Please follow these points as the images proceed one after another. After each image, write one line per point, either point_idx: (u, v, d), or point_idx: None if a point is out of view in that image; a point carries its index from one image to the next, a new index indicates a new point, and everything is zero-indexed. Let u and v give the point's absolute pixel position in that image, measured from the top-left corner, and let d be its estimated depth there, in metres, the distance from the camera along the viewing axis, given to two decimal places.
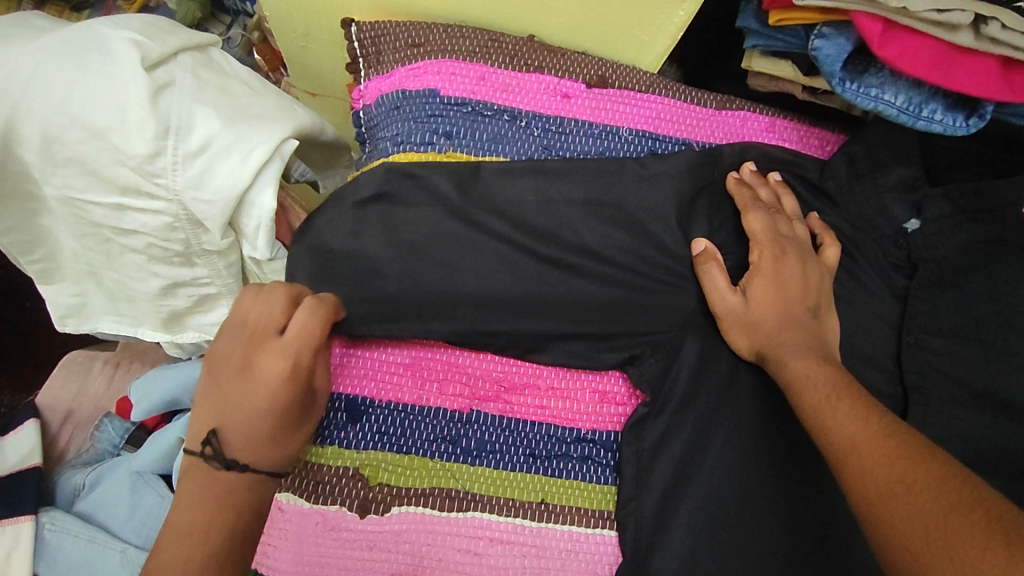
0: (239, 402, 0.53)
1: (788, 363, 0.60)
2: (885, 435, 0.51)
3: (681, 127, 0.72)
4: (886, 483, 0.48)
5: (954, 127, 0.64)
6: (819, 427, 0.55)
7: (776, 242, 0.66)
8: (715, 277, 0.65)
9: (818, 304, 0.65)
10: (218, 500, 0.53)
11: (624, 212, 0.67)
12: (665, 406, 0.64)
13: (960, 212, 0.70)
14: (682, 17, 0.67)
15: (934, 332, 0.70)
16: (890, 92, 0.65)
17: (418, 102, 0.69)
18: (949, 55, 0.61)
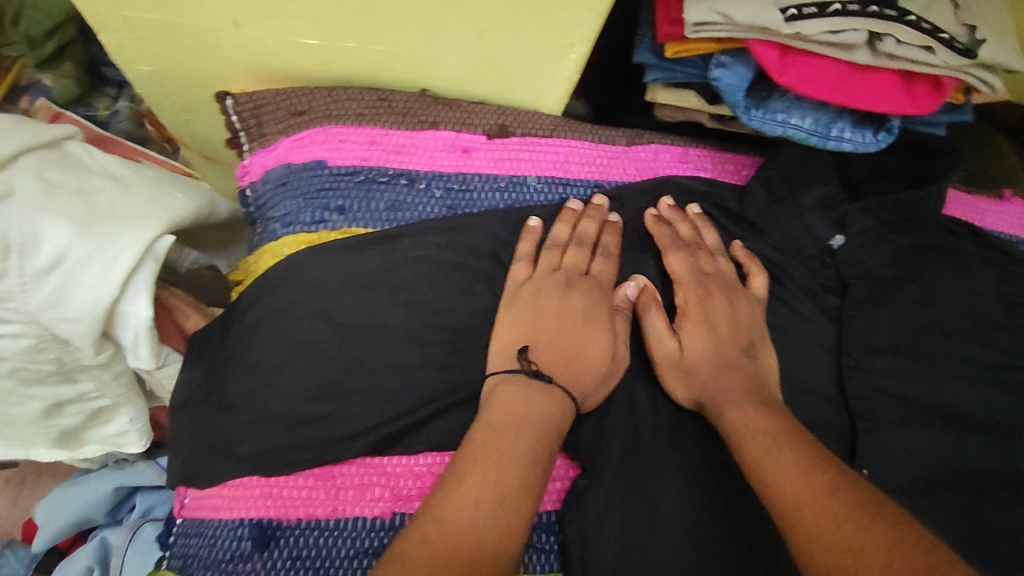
0: (564, 324, 0.59)
1: (726, 415, 0.56)
2: (831, 494, 0.48)
3: (591, 168, 0.68)
4: (842, 549, 0.44)
5: (864, 144, 0.62)
6: (767, 485, 0.51)
7: (698, 282, 0.63)
8: (655, 323, 0.62)
9: (750, 342, 0.62)
10: (537, 424, 0.52)
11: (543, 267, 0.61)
12: (603, 475, 0.58)
13: (882, 224, 0.70)
14: (575, 59, 0.62)
15: (873, 350, 0.68)
16: (796, 116, 0.61)
17: (305, 176, 0.63)
18: (849, 75, 0.59)
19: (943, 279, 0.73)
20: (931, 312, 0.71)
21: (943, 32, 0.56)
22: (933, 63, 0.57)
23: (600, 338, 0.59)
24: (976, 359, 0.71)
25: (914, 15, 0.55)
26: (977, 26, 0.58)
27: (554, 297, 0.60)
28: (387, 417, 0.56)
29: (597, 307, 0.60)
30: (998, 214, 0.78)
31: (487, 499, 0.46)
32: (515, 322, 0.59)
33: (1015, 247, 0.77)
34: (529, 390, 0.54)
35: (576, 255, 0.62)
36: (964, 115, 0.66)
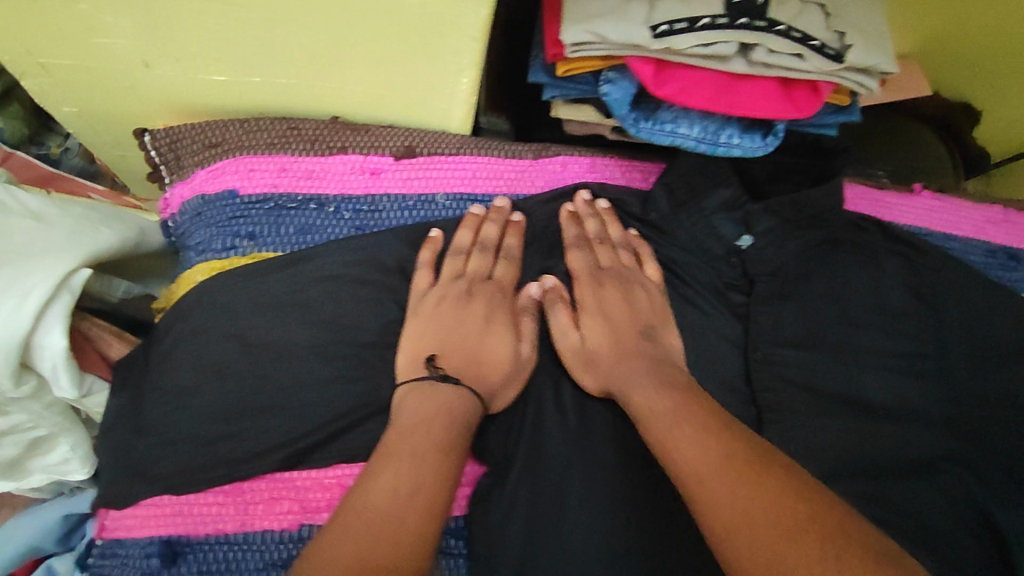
0: (465, 331, 0.61)
1: (630, 395, 0.58)
2: (727, 460, 0.48)
3: (499, 183, 0.70)
4: (736, 508, 0.44)
5: (752, 148, 0.63)
6: (671, 463, 0.51)
7: (593, 276, 0.66)
8: (559, 317, 0.64)
9: (650, 326, 0.64)
10: (448, 416, 0.54)
11: (446, 274, 0.64)
12: (507, 475, 0.61)
13: (786, 223, 0.73)
14: (469, 82, 0.64)
15: (781, 344, 0.71)
16: (685, 125, 0.63)
17: (218, 206, 0.66)
18: (730, 83, 0.60)
19: (853, 271, 0.76)
20: (837, 305, 0.74)
21: (815, 39, 0.57)
22: (807, 69, 0.58)
23: (504, 342, 0.62)
24: (886, 348, 0.73)
25: (783, 24, 0.57)
26: (853, 32, 0.59)
27: (454, 307, 0.62)
28: (298, 431, 0.59)
29: (499, 312, 0.63)
30: (904, 208, 0.81)
31: (405, 485, 0.47)
32: (422, 330, 0.61)
33: (922, 240, 0.79)
34: (432, 392, 0.56)
35: (479, 261, 0.65)
36: (851, 115, 0.66)
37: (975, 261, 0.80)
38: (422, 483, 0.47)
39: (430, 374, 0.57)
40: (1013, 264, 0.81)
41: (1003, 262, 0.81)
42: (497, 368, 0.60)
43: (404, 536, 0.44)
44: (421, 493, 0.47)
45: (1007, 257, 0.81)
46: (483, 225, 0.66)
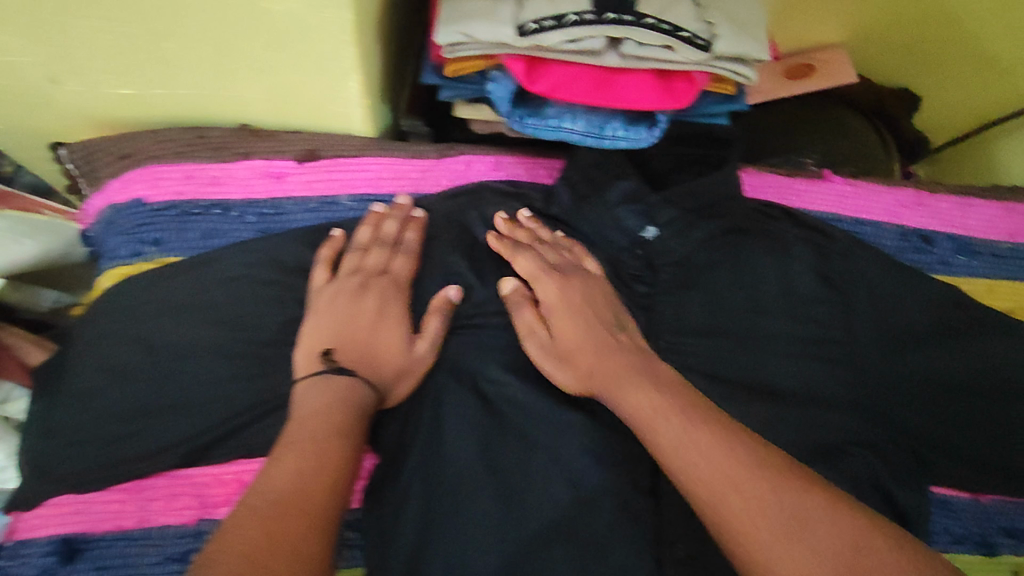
0: (358, 325, 0.63)
1: (621, 396, 0.58)
2: (730, 440, 0.51)
3: (402, 183, 0.72)
4: (757, 488, 0.47)
5: (638, 141, 0.64)
6: (679, 469, 0.51)
7: (549, 273, 0.67)
8: (525, 316, 0.66)
9: (619, 321, 0.66)
10: (343, 404, 0.57)
11: (343, 271, 0.66)
12: (402, 468, 0.64)
13: (687, 212, 0.74)
14: (358, 86, 0.65)
15: (684, 334, 0.72)
16: (569, 120, 0.64)
17: (126, 214, 0.68)
18: (606, 77, 0.61)
19: (760, 259, 0.76)
20: (743, 293, 0.75)
21: (686, 30, 0.58)
22: (680, 60, 0.59)
23: (397, 335, 0.64)
24: (792, 335, 0.74)
25: (652, 17, 0.58)
26: (727, 22, 0.59)
27: (347, 302, 0.64)
28: (197, 429, 0.61)
29: (393, 304, 0.65)
30: (816, 194, 0.81)
31: (307, 464, 0.51)
32: (318, 327, 0.63)
33: (831, 226, 0.79)
34: (327, 382, 0.58)
35: (378, 255, 0.67)
36: (739, 104, 0.67)
37: (886, 246, 0.80)
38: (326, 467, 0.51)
39: (326, 366, 0.59)
40: (927, 247, 0.80)
41: (916, 245, 0.80)
42: (392, 362, 0.63)
43: (308, 515, 0.48)
44: (324, 471, 0.51)
45: (920, 240, 0.80)
46: (384, 222, 0.69)
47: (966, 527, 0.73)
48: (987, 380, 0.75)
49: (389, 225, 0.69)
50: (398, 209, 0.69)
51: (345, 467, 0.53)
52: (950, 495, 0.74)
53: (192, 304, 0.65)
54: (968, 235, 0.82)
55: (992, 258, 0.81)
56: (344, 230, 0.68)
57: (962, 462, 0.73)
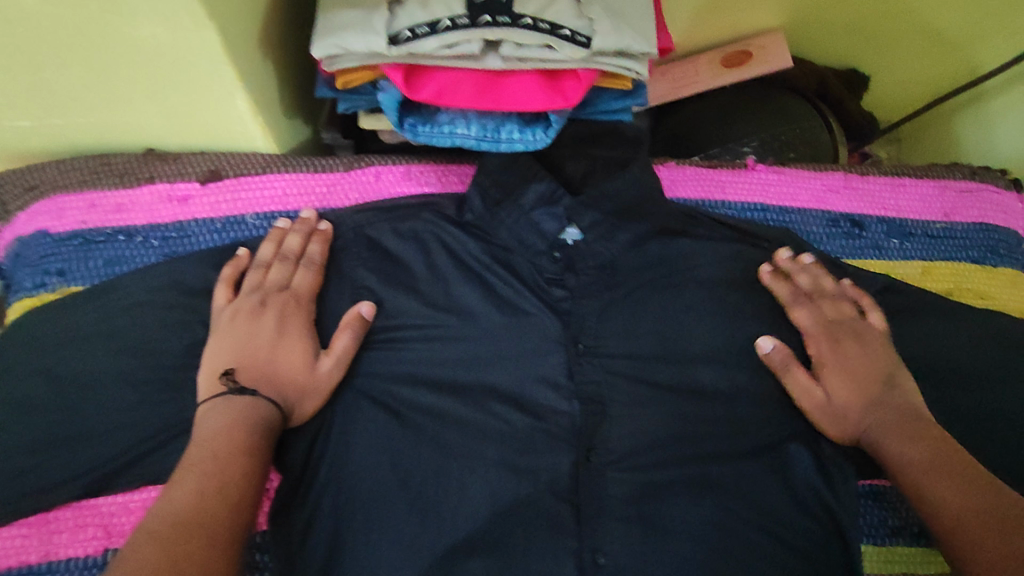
0: (259, 343, 0.62)
1: (891, 446, 0.62)
2: (942, 460, 0.59)
3: (309, 199, 0.72)
4: (965, 499, 0.55)
5: (534, 141, 0.63)
6: (921, 498, 0.58)
7: (829, 331, 0.70)
8: (799, 379, 0.68)
9: (889, 373, 0.67)
10: (243, 423, 0.56)
11: (243, 290, 0.65)
12: (312, 485, 0.62)
13: (608, 216, 0.72)
14: (247, 103, 0.64)
15: (607, 336, 0.70)
16: (461, 125, 0.63)
17: (32, 246, 0.68)
18: (493, 80, 0.60)
19: (689, 255, 0.74)
20: (668, 290, 0.72)
21: (566, 28, 0.57)
22: (563, 59, 0.58)
23: (300, 354, 0.63)
24: (720, 332, 0.71)
25: (529, 18, 0.57)
26: (610, 15, 0.58)
27: (246, 321, 0.63)
28: (98, 457, 0.61)
29: (293, 321, 0.64)
30: (738, 184, 0.78)
31: (212, 485, 0.51)
32: (219, 347, 0.62)
33: (758, 221, 0.76)
34: (227, 404, 0.57)
35: (279, 271, 0.66)
36: (638, 98, 0.65)
37: (813, 233, 0.77)
38: (226, 489, 0.51)
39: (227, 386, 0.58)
40: (858, 232, 0.77)
41: (846, 231, 0.77)
42: (295, 382, 0.62)
43: (209, 536, 0.47)
44: (228, 492, 0.51)
45: (850, 224, 0.77)
46: (287, 237, 0.68)
47: (904, 517, 0.68)
48: (922, 364, 0.71)
49: (291, 240, 0.68)
50: (301, 225, 0.69)
51: (247, 487, 0.52)
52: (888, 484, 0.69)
53: (97, 333, 0.64)
54: (901, 216, 0.78)
55: (926, 238, 0.78)
56: (248, 248, 0.68)
57: None
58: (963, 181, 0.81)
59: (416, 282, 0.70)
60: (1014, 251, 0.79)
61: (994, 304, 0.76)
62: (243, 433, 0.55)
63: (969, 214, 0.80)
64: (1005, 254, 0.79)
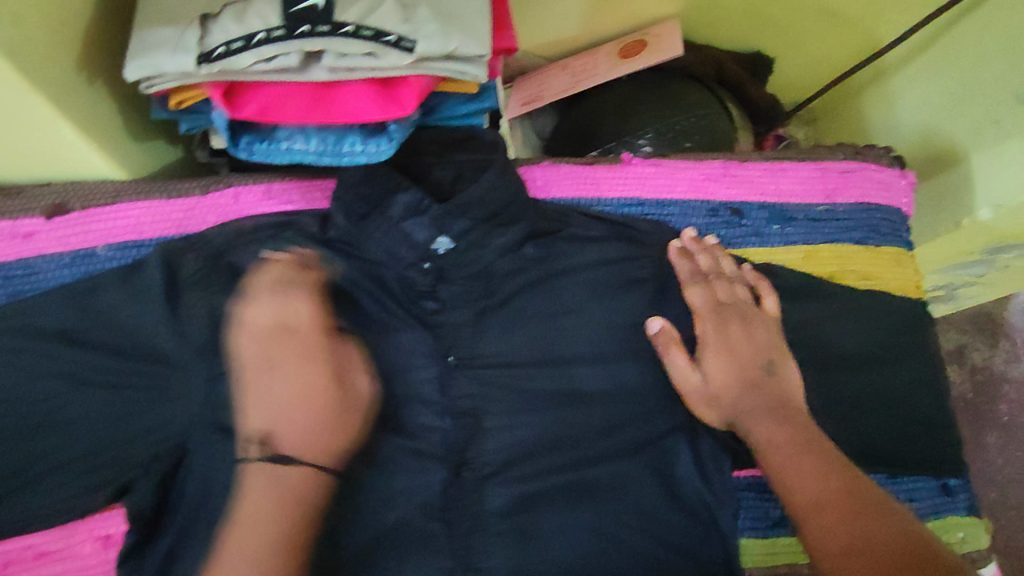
0: (297, 383, 0.59)
1: (754, 429, 0.63)
2: (803, 446, 0.59)
3: (165, 226, 0.69)
4: (817, 491, 0.56)
5: (377, 152, 0.60)
6: (780, 486, 0.58)
7: (716, 311, 0.69)
8: (678, 360, 0.67)
9: (770, 360, 0.67)
10: (286, 501, 0.55)
11: (265, 326, 0.60)
12: (171, 524, 0.59)
13: (481, 222, 0.67)
14: (72, 126, 0.60)
15: (481, 346, 0.67)
16: (300, 140, 0.60)
17: None
18: (324, 92, 0.58)
19: (570, 253, 0.71)
20: (546, 292, 0.70)
21: (390, 34, 0.55)
22: (392, 66, 0.56)
23: (327, 389, 0.61)
24: (599, 334, 0.69)
25: (351, 26, 0.54)
26: (437, 17, 0.55)
27: (292, 368, 0.59)
28: None
29: (308, 362, 0.60)
30: (615, 179, 0.76)
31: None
32: (284, 398, 0.59)
33: (636, 217, 0.74)
34: (277, 480, 0.56)
35: (264, 309, 0.60)
36: (484, 101, 0.64)
37: (693, 224, 0.75)
38: None
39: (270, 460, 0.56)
40: (738, 220, 0.76)
41: (726, 219, 0.75)
42: (336, 429, 0.60)
43: None
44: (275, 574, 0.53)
45: (729, 213, 0.76)
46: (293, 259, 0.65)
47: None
48: (801, 352, 0.71)
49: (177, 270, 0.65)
50: (289, 255, 0.64)
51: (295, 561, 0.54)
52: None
53: None
54: (782, 201, 0.77)
55: (808, 222, 0.77)
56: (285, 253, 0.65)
57: None
58: (846, 160, 0.80)
59: None
60: (896, 229, 0.79)
61: (879, 284, 0.76)
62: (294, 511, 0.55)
63: (852, 194, 0.78)
64: (888, 233, 0.78)
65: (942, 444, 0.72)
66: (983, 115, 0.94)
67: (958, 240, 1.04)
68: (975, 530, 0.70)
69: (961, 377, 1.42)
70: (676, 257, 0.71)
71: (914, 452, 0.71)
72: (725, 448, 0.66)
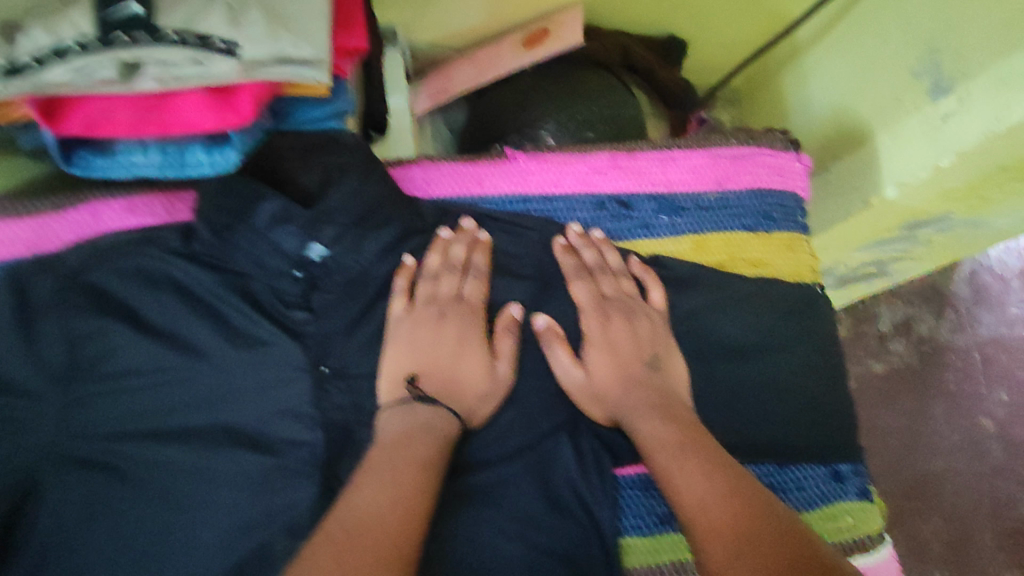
0: (451, 344, 0.65)
1: (638, 428, 0.61)
2: (686, 444, 0.57)
3: (16, 248, 0.66)
4: (707, 489, 0.53)
5: (224, 162, 0.58)
6: (668, 485, 0.55)
7: (598, 307, 0.68)
8: (560, 353, 0.66)
9: (654, 355, 0.67)
10: (423, 435, 0.58)
11: (419, 301, 0.67)
12: (27, 555, 0.58)
13: (352, 226, 0.65)
14: None
15: (351, 357, 0.67)
16: (140, 154, 0.58)
17: None
18: (156, 103, 0.55)
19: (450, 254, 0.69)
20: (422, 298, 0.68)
21: (217, 40, 0.51)
22: (225, 74, 0.52)
23: (480, 362, 0.65)
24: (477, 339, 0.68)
25: (173, 32, 0.50)
26: (266, 20, 0.52)
27: (454, 332, 0.66)
28: None
29: (473, 331, 0.66)
30: (497, 175, 0.74)
31: (378, 507, 0.51)
32: (398, 355, 0.64)
33: (519, 214, 0.73)
34: (414, 412, 0.60)
35: (448, 282, 0.68)
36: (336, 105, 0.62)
37: (578, 219, 0.74)
38: (381, 516, 0.50)
39: (414, 394, 0.61)
40: (626, 212, 0.75)
41: (613, 213, 0.74)
42: (473, 390, 0.64)
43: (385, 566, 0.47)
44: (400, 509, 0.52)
45: (617, 205, 0.74)
46: (425, 261, 0.69)
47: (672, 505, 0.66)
48: (684, 344, 0.71)
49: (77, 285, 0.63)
50: (481, 244, 0.70)
51: (422, 509, 0.53)
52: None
53: None
54: (671, 191, 0.76)
55: (697, 211, 0.76)
56: (414, 256, 0.69)
57: None
58: (739, 145, 0.78)
59: (137, 325, 0.65)
60: (790, 215, 0.78)
61: (766, 271, 0.76)
62: (427, 442, 0.58)
63: (743, 181, 0.77)
64: (780, 219, 0.77)
65: (829, 429, 0.72)
66: (885, 93, 0.93)
67: (867, 219, 1.02)
68: (866, 514, 0.70)
69: (905, 348, 1.43)
70: (562, 249, 0.71)
71: (799, 440, 0.70)
72: (602, 446, 0.67)
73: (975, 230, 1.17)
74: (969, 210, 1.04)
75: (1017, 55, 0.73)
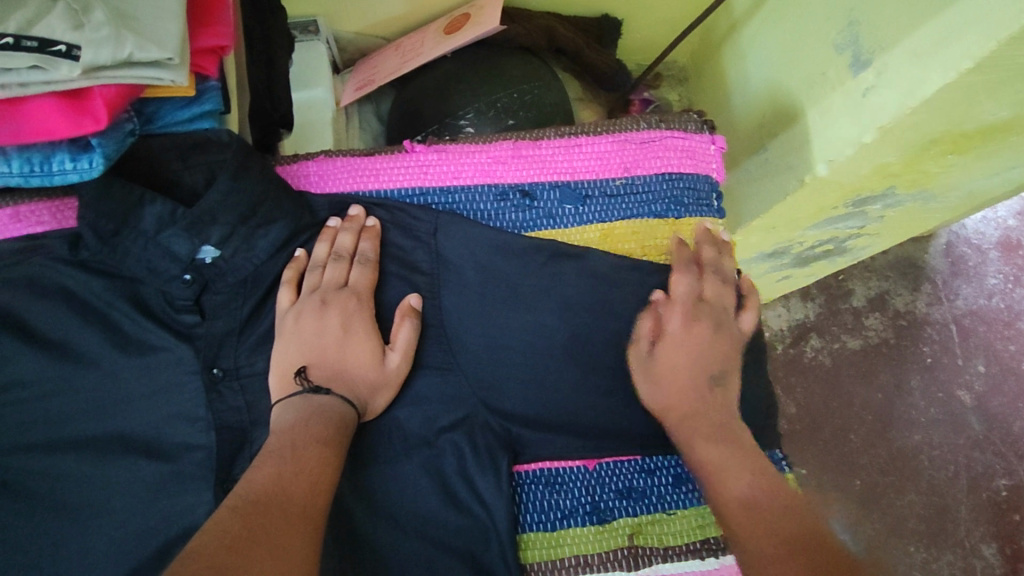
0: (333, 328, 0.64)
1: (698, 444, 0.60)
2: (726, 442, 0.60)
3: None
4: (749, 485, 0.56)
5: (88, 169, 0.56)
6: (712, 478, 0.58)
7: (692, 309, 0.67)
8: (642, 323, 0.68)
9: (722, 371, 0.65)
10: (316, 422, 0.58)
11: (303, 290, 0.66)
12: None
13: (238, 225, 0.65)
14: None
15: (247, 358, 0.67)
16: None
17: None
18: (5, 109, 0.53)
19: (343, 247, 0.68)
20: None
21: (58, 44, 0.49)
22: (71, 78, 0.51)
23: (367, 349, 0.65)
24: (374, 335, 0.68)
25: (10, 36, 0.48)
26: (109, 20, 0.50)
27: (341, 318, 0.65)
28: None
29: (357, 318, 0.65)
30: (394, 169, 0.73)
31: (279, 483, 0.51)
32: (287, 348, 0.63)
33: (419, 208, 0.72)
34: (305, 401, 0.60)
35: (334, 270, 0.67)
36: (204, 104, 0.61)
37: (478, 210, 0.73)
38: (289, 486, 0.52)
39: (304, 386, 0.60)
40: (529, 203, 0.73)
41: (515, 203, 0.73)
42: (365, 380, 0.64)
43: (300, 531, 0.49)
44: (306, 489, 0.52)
45: (520, 196, 0.73)
46: (313, 252, 0.69)
47: (573, 500, 0.67)
48: (593, 336, 0.70)
49: None
50: (370, 228, 0.69)
51: (321, 486, 0.53)
52: (557, 468, 0.68)
53: None
54: (575, 179, 0.74)
55: (604, 199, 0.74)
56: (305, 249, 0.69)
57: (577, 435, 0.68)
58: (648, 129, 0.75)
59: (26, 334, 0.65)
60: (701, 199, 0.76)
61: None
62: (320, 423, 0.58)
63: (653, 166, 0.75)
64: (690, 204, 0.75)
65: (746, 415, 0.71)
66: (813, 68, 0.90)
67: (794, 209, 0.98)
68: None
69: (880, 322, 1.40)
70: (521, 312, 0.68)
71: None
72: (498, 442, 0.67)
73: (928, 204, 1.11)
74: (911, 185, 0.97)
75: (927, 30, 0.69)
